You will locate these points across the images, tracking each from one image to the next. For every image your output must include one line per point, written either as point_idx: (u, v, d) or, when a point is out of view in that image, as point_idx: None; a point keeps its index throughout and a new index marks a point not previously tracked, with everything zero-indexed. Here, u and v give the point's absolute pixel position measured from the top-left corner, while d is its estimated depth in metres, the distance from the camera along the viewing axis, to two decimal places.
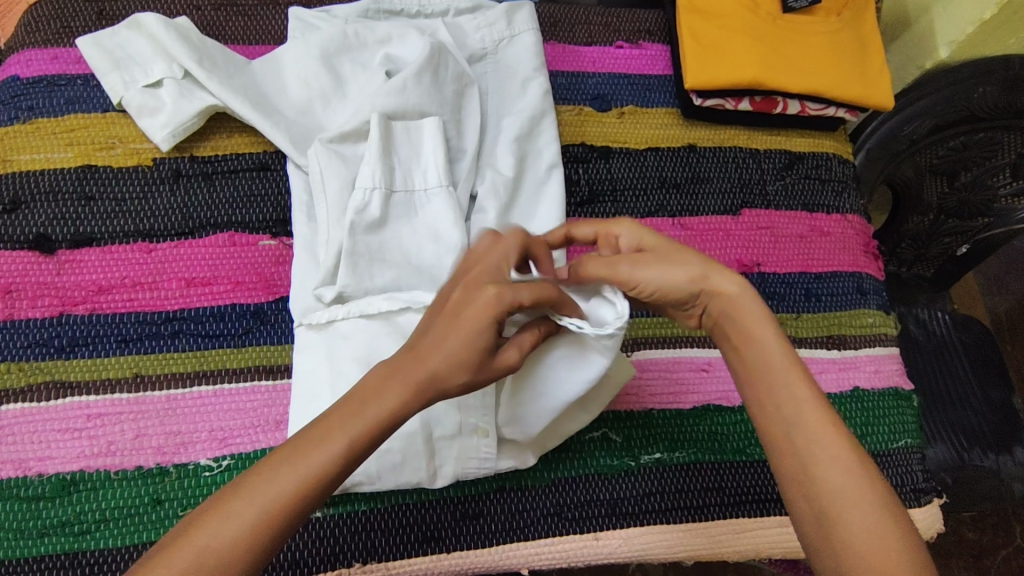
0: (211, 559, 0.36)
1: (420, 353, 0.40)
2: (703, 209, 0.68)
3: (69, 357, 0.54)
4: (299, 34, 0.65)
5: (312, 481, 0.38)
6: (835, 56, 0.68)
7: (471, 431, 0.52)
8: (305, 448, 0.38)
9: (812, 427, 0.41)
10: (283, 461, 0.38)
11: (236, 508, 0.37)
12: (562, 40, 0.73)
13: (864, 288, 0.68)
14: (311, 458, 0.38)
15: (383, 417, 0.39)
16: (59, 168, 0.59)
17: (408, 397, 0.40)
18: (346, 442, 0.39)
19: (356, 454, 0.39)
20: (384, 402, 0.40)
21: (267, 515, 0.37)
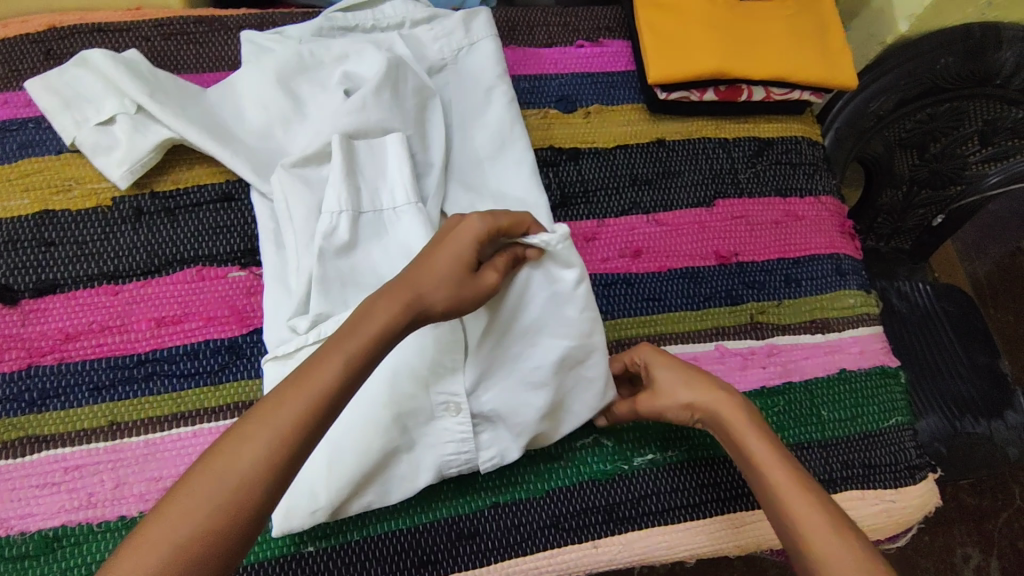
0: (230, 477, 0.36)
1: (409, 276, 0.45)
2: (676, 204, 0.67)
3: (41, 410, 0.53)
4: (253, 57, 0.64)
5: (314, 402, 0.39)
6: (795, 40, 0.68)
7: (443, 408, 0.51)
8: (303, 375, 0.40)
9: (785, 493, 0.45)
10: (285, 388, 0.39)
11: (248, 433, 0.37)
12: (522, 43, 0.72)
13: (843, 269, 0.68)
14: (312, 381, 0.39)
15: (377, 330, 0.42)
16: (16, 216, 0.58)
17: (401, 314, 0.44)
18: (343, 360, 0.41)
19: (355, 371, 0.41)
20: (372, 324, 0.42)
21: (283, 433, 0.38)
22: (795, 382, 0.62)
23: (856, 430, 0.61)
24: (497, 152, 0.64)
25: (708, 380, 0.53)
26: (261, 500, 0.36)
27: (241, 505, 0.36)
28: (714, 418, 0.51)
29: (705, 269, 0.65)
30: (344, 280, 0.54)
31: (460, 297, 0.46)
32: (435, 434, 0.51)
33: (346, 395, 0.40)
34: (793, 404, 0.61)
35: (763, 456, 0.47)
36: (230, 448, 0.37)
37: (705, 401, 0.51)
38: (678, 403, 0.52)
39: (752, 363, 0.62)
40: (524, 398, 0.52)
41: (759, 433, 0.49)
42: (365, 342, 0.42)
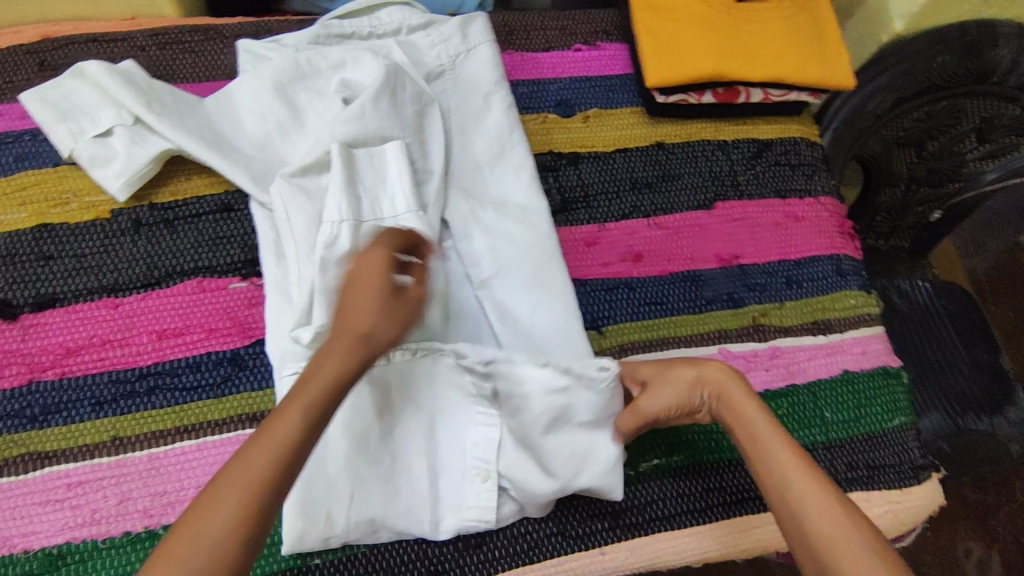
0: (207, 541, 0.36)
1: (348, 318, 0.42)
2: (677, 206, 0.67)
3: (43, 426, 0.52)
4: (250, 66, 0.64)
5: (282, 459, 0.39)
6: (792, 42, 0.68)
7: (472, 474, 0.52)
8: (259, 435, 0.39)
9: (787, 462, 0.46)
10: (247, 449, 0.39)
11: (216, 499, 0.37)
12: (519, 47, 0.72)
13: (844, 269, 0.68)
14: (276, 441, 0.39)
15: (334, 379, 0.41)
16: (14, 230, 0.57)
17: (353, 357, 0.42)
18: (302, 411, 0.40)
19: (318, 424, 0.40)
20: (325, 377, 0.41)
21: (251, 491, 0.37)
22: (799, 384, 0.62)
23: (861, 431, 0.61)
24: (497, 158, 0.64)
25: (711, 362, 0.54)
26: (238, 562, 0.37)
27: (220, 566, 0.36)
28: (720, 395, 0.52)
29: (707, 272, 0.65)
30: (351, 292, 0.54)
31: (383, 330, 0.42)
32: (465, 495, 0.52)
33: (310, 444, 0.40)
34: (797, 407, 0.61)
35: (767, 431, 0.48)
36: (203, 513, 0.37)
37: (713, 374, 0.52)
38: (679, 386, 0.53)
39: (755, 365, 0.62)
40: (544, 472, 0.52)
41: (762, 411, 0.50)
42: (320, 392, 0.41)
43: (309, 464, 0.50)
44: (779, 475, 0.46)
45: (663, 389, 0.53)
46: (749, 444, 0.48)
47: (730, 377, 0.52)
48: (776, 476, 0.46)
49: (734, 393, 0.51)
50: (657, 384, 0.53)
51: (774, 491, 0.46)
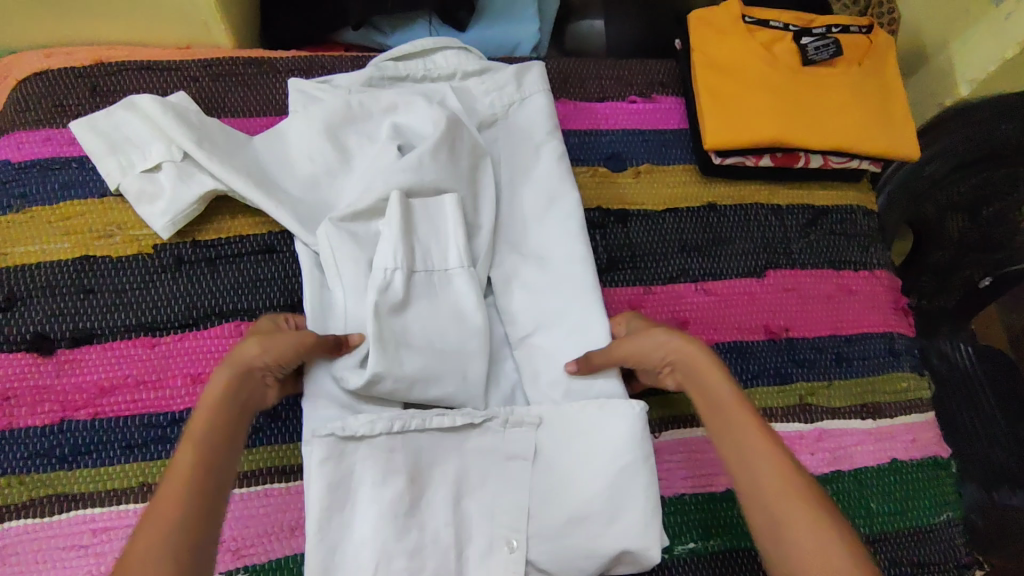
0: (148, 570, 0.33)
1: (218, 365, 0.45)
2: (726, 272, 0.65)
3: (73, 467, 0.51)
4: (300, 106, 0.62)
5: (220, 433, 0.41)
6: (858, 109, 0.65)
7: (499, 545, 0.51)
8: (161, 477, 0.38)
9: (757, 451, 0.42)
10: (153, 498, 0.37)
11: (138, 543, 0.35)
12: (573, 96, 0.70)
13: (896, 349, 0.65)
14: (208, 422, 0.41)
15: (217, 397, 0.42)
16: (56, 261, 0.57)
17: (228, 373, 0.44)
18: (190, 439, 0.40)
19: (241, 408, 0.43)
20: (232, 367, 0.44)
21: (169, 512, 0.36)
22: (844, 471, 0.59)
23: (906, 525, 0.59)
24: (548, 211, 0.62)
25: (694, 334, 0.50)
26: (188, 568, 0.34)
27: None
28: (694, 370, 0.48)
29: (754, 344, 0.63)
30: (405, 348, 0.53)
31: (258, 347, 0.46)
32: (490, 568, 0.50)
33: (213, 452, 0.39)
34: (841, 495, 0.59)
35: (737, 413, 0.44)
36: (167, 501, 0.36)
37: (685, 349, 0.49)
38: (655, 343, 0.50)
39: (801, 447, 0.59)
40: (572, 547, 0.51)
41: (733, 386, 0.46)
42: (228, 384, 0.43)
43: (332, 533, 0.48)
44: (738, 445, 0.43)
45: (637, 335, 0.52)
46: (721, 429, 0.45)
47: (693, 347, 0.49)
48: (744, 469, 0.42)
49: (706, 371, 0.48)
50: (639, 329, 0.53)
51: (745, 485, 0.42)
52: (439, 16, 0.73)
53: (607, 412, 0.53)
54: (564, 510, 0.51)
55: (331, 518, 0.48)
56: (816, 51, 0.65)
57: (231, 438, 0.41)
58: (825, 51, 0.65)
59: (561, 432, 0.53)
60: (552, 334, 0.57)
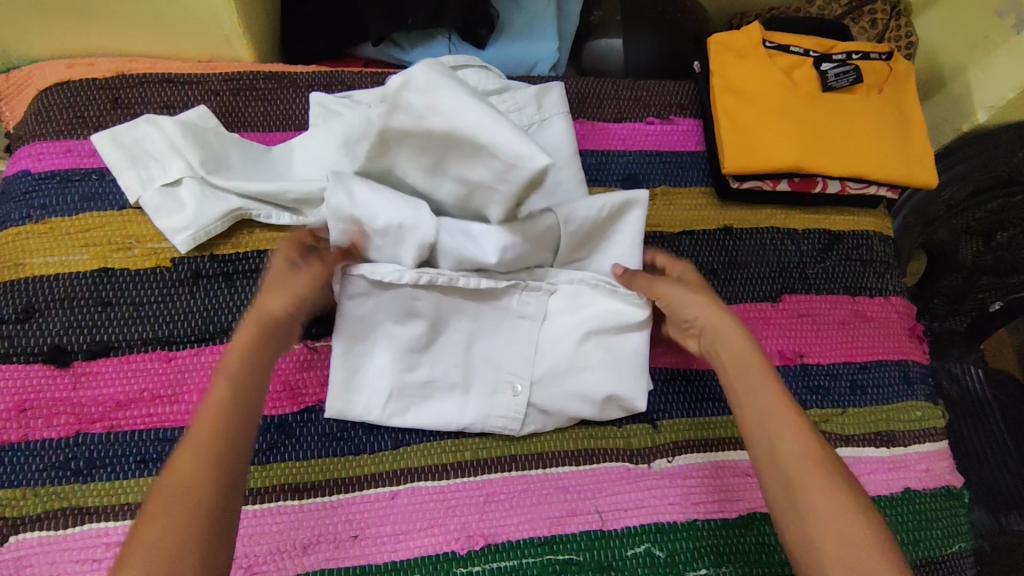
0: (174, 495, 0.38)
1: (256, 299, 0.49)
2: (741, 296, 0.65)
3: (87, 480, 0.52)
4: (320, 120, 0.63)
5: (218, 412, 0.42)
6: (877, 136, 0.65)
7: (505, 388, 0.57)
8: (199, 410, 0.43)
9: (777, 417, 0.46)
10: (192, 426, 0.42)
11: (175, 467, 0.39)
12: (590, 116, 0.70)
13: (910, 377, 0.65)
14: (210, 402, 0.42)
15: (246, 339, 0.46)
16: (75, 272, 0.57)
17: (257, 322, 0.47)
18: (227, 377, 0.44)
19: (245, 381, 0.44)
20: (246, 331, 0.47)
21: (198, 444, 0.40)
22: None
23: (917, 555, 0.59)
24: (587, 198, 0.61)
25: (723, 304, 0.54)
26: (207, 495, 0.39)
27: (191, 504, 0.38)
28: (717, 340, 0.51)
29: None
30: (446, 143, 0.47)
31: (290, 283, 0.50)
32: (495, 404, 0.57)
33: (242, 387, 0.44)
34: None
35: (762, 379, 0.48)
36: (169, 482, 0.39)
37: (715, 318, 0.52)
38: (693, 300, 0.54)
39: None
40: (568, 390, 0.57)
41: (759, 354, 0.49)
42: (237, 357, 0.45)
43: (362, 342, 0.56)
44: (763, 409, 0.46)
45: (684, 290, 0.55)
46: (741, 391, 0.48)
47: (718, 310, 0.53)
48: (761, 429, 0.46)
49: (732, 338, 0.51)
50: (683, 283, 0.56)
51: (762, 447, 0.45)
52: (458, 32, 0.73)
53: (616, 295, 0.57)
54: (560, 364, 0.57)
55: (355, 347, 0.56)
56: (836, 78, 0.66)
57: (230, 415, 0.42)
58: (845, 78, 0.66)
59: (560, 325, 0.58)
60: (578, 228, 0.58)
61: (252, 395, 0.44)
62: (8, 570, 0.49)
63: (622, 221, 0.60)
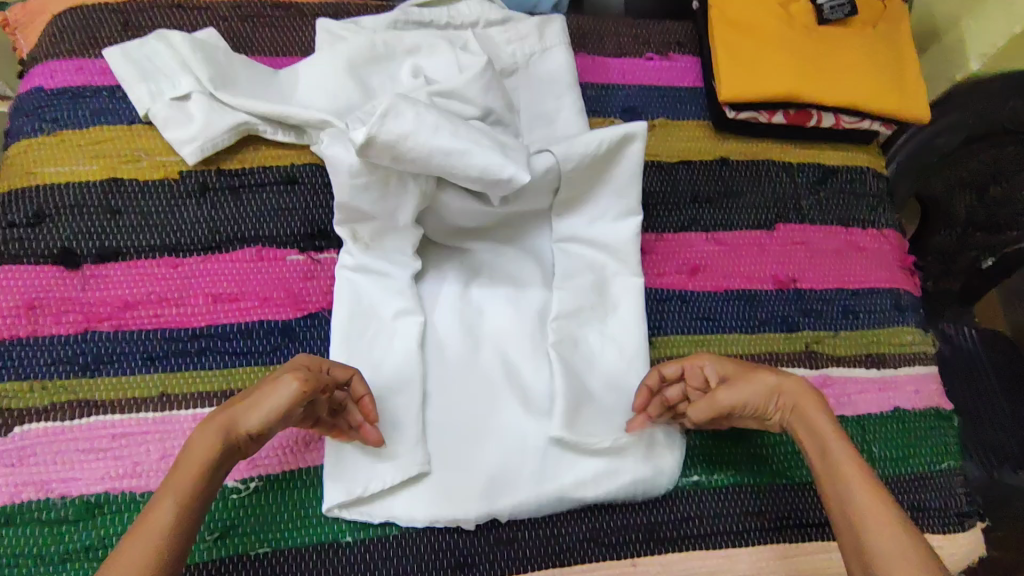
0: None
1: (221, 415, 0.44)
2: (736, 224, 0.66)
3: (94, 375, 0.53)
4: (326, 45, 0.64)
5: (154, 553, 0.38)
6: (871, 69, 0.67)
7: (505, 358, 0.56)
8: (132, 532, 0.39)
9: (859, 498, 0.42)
10: (117, 553, 0.38)
11: None
12: (591, 51, 0.72)
13: (902, 305, 0.66)
14: (149, 529, 0.38)
15: (204, 461, 0.41)
16: (85, 181, 0.58)
17: (216, 441, 0.42)
18: (170, 508, 0.39)
19: (186, 513, 0.40)
20: (198, 452, 0.42)
21: None
22: (849, 416, 0.60)
23: (906, 471, 0.60)
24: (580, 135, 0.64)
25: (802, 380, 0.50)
26: None
27: None
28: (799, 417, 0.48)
29: (763, 292, 0.64)
30: (444, 145, 0.50)
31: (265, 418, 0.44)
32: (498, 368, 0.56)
33: (186, 525, 0.40)
34: None
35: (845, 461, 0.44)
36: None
37: (789, 389, 0.49)
38: (758, 386, 0.50)
39: None
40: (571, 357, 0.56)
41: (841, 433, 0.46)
42: (193, 477, 0.41)
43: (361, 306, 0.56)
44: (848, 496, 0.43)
45: (740, 383, 0.50)
46: (823, 470, 0.45)
47: (790, 382, 0.49)
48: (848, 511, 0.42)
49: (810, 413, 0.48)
50: (735, 378, 0.51)
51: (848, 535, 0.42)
52: None
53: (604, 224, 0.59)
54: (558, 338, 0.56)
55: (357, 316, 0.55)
56: (832, 10, 0.66)
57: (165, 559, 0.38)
58: (841, 10, 0.66)
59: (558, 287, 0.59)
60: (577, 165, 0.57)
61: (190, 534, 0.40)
62: (14, 458, 0.50)
63: (622, 157, 0.58)
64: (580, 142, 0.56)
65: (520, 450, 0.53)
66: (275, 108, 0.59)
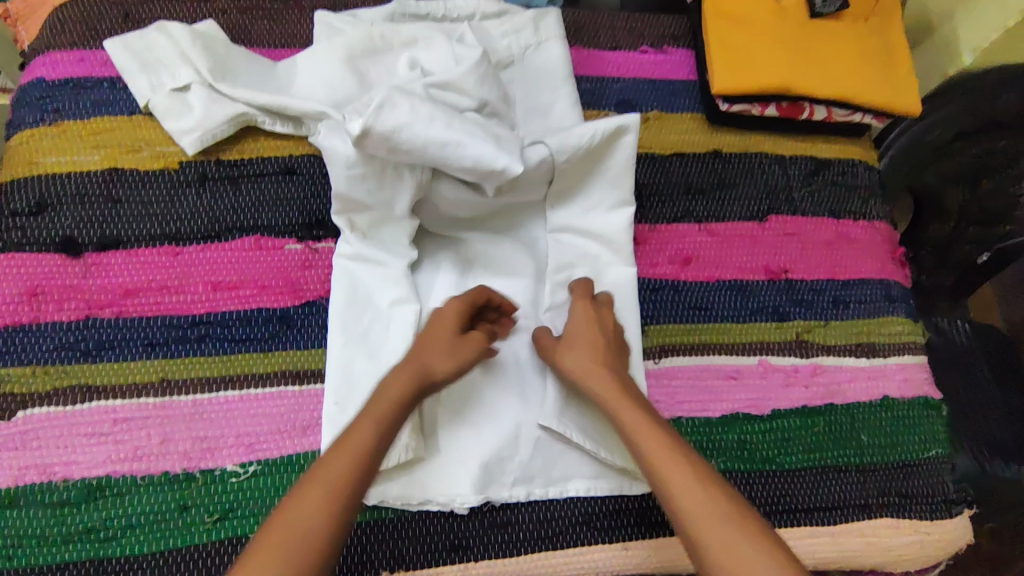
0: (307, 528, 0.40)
1: (415, 354, 0.51)
2: (728, 215, 0.67)
3: (95, 361, 0.54)
4: (325, 38, 0.65)
5: (362, 460, 0.44)
6: (862, 62, 0.68)
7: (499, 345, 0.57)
8: (336, 445, 0.45)
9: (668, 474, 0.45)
10: (331, 453, 0.44)
11: (305, 494, 0.42)
12: (586, 45, 0.73)
13: (892, 295, 0.67)
14: (351, 447, 0.45)
15: (395, 390, 0.48)
16: (86, 170, 0.59)
17: (408, 385, 0.49)
18: (373, 424, 0.46)
19: (386, 432, 0.46)
20: (393, 387, 0.48)
21: (333, 488, 0.42)
22: (838, 404, 0.61)
23: (895, 458, 0.61)
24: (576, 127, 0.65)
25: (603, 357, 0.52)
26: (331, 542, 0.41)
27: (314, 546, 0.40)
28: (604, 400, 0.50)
29: (754, 282, 0.65)
30: (440, 139, 0.51)
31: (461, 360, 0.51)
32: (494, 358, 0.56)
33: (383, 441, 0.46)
34: (832, 425, 0.61)
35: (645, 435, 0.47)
36: (290, 522, 0.40)
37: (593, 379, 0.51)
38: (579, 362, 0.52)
39: (796, 380, 0.61)
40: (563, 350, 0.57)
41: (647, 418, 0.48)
42: (390, 406, 0.47)
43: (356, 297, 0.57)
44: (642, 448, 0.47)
45: (576, 345, 0.53)
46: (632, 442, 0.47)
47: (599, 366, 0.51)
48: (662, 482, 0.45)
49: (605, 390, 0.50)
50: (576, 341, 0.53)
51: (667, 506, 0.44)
52: None
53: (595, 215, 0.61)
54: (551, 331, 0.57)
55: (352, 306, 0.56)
56: (823, 4, 0.68)
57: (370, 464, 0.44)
58: (832, 4, 0.68)
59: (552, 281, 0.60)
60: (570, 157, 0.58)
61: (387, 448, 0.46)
62: (17, 442, 0.51)
63: (616, 148, 0.59)
64: (575, 132, 0.58)
65: (512, 440, 0.53)
66: (274, 100, 0.60)
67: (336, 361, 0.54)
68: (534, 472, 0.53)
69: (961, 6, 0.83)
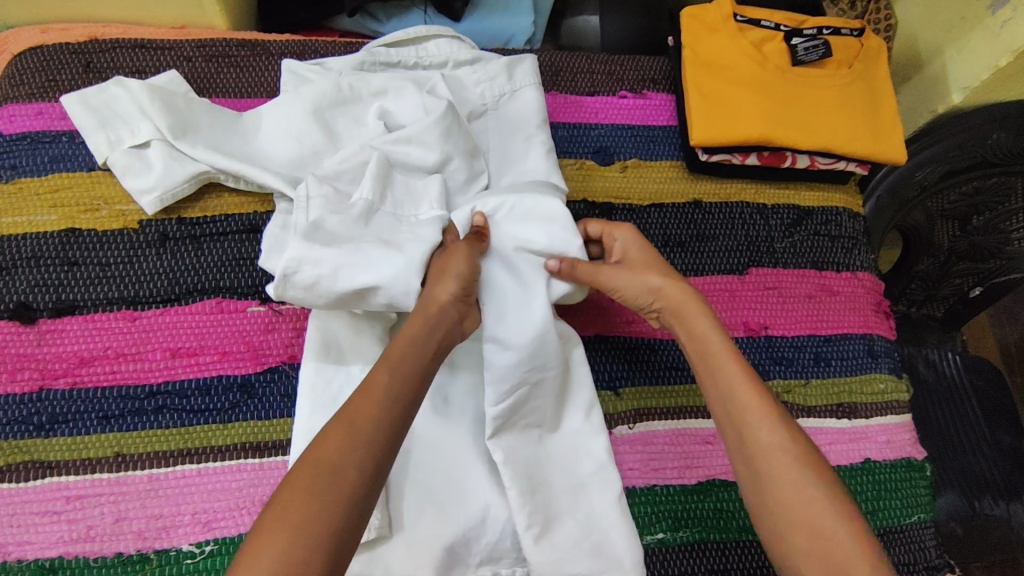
0: (333, 473, 0.39)
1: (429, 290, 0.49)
2: (707, 269, 0.65)
3: (49, 435, 0.52)
4: (291, 87, 0.63)
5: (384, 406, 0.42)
6: (845, 112, 0.66)
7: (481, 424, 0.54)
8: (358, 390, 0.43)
9: (741, 400, 0.46)
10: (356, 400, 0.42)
11: (333, 440, 0.40)
12: (563, 89, 0.71)
13: (876, 351, 0.66)
14: (376, 392, 0.42)
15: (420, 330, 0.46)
16: (42, 232, 0.57)
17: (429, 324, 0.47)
18: (390, 369, 0.44)
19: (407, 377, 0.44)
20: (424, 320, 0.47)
21: (355, 435, 0.40)
22: None
23: (876, 524, 0.59)
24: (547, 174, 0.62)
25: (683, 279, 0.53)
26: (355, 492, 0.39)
27: (337, 493, 0.38)
28: (679, 314, 0.51)
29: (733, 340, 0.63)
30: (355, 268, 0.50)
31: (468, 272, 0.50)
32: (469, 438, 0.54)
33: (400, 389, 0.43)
34: None
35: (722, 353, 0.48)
36: (316, 458, 0.39)
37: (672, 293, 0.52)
38: (645, 287, 0.53)
39: None
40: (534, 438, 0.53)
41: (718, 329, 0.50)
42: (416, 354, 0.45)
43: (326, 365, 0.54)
44: (732, 405, 0.47)
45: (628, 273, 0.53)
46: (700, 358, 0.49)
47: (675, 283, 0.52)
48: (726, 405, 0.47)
49: (691, 317, 0.51)
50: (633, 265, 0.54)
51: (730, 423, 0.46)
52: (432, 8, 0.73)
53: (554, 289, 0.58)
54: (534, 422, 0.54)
55: (322, 373, 0.54)
56: (805, 52, 0.66)
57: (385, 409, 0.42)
58: (814, 52, 0.66)
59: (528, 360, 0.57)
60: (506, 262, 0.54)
61: (407, 393, 0.44)
62: None
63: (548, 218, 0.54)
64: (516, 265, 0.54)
65: (482, 521, 0.51)
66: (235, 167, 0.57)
67: (300, 433, 0.52)
68: (501, 553, 0.52)
69: (950, 42, 0.81)
